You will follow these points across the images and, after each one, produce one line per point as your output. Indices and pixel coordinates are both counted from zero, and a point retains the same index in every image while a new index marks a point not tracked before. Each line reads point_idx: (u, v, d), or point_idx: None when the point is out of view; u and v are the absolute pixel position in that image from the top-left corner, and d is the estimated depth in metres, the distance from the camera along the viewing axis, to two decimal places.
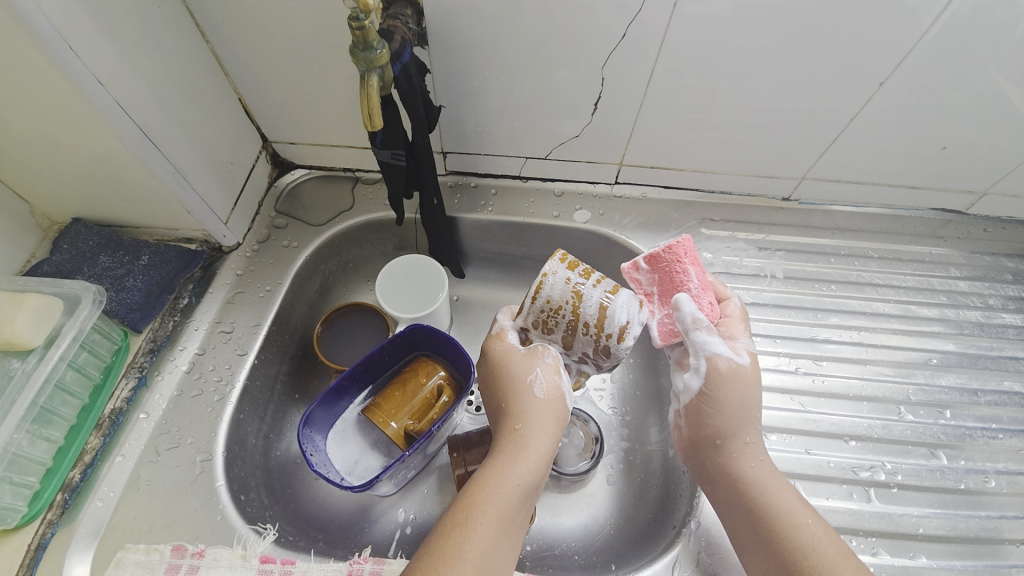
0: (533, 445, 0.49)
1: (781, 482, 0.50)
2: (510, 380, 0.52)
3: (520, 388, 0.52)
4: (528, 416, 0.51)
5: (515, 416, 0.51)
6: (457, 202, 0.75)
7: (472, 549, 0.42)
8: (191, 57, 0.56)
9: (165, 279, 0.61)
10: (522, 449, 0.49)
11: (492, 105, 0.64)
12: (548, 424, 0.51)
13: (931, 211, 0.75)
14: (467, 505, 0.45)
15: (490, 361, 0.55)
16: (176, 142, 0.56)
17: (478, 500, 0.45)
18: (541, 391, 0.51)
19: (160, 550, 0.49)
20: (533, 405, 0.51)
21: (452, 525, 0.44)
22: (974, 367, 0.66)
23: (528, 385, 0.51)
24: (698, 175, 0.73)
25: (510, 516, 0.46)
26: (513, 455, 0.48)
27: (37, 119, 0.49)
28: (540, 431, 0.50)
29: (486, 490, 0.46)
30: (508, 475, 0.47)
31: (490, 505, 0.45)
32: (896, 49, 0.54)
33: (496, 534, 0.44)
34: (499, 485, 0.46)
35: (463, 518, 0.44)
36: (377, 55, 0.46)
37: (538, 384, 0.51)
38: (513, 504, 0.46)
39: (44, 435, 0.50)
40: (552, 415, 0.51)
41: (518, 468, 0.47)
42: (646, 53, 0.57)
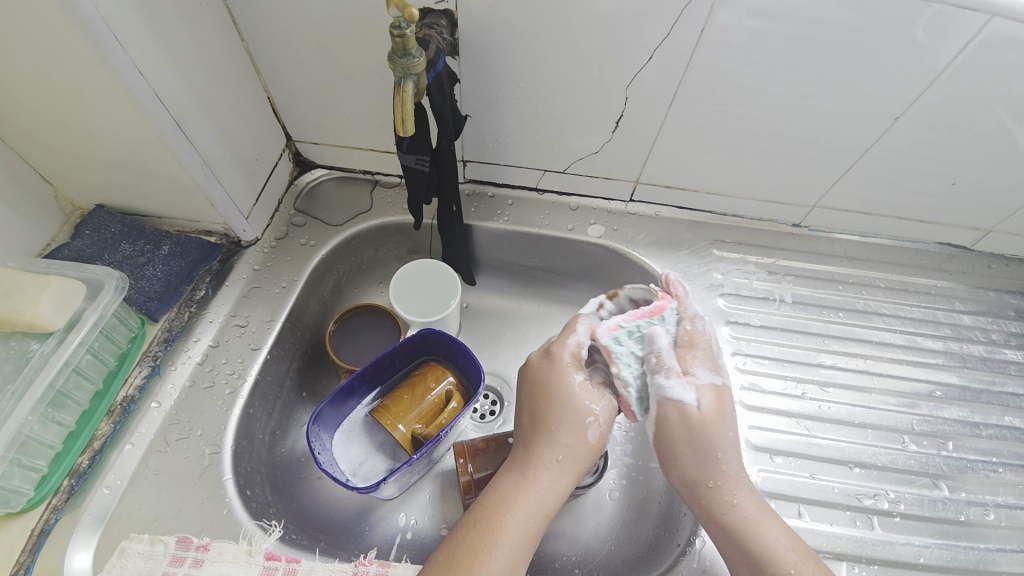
0: (567, 478, 0.50)
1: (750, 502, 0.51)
2: (565, 410, 0.51)
3: (574, 420, 0.51)
4: (570, 451, 0.50)
5: (559, 445, 0.50)
6: (473, 210, 0.76)
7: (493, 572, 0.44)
8: (226, 54, 0.57)
9: (184, 270, 0.62)
10: (556, 482, 0.49)
11: (516, 118, 0.66)
12: (585, 463, 0.51)
13: (937, 244, 0.77)
14: (496, 526, 0.46)
15: (557, 378, 0.52)
16: (207, 136, 0.57)
17: (507, 523, 0.46)
18: (591, 433, 0.51)
19: (164, 541, 0.48)
20: (580, 444, 0.51)
21: (479, 546, 0.45)
22: (976, 401, 0.67)
23: (584, 424, 0.51)
24: (711, 197, 0.74)
25: (532, 543, 0.47)
26: (549, 485, 0.48)
27: (74, 106, 0.50)
28: (577, 466, 0.50)
29: (517, 515, 0.47)
30: (537, 505, 0.48)
31: (518, 532, 0.46)
32: (912, 85, 0.56)
33: (517, 561, 0.45)
34: (530, 515, 0.47)
35: (492, 540, 0.45)
36: (414, 62, 0.47)
37: (592, 426, 0.51)
38: (536, 534, 0.47)
39: (56, 419, 0.50)
40: (592, 453, 0.51)
41: (551, 499, 0.48)
42: (670, 76, 0.58)
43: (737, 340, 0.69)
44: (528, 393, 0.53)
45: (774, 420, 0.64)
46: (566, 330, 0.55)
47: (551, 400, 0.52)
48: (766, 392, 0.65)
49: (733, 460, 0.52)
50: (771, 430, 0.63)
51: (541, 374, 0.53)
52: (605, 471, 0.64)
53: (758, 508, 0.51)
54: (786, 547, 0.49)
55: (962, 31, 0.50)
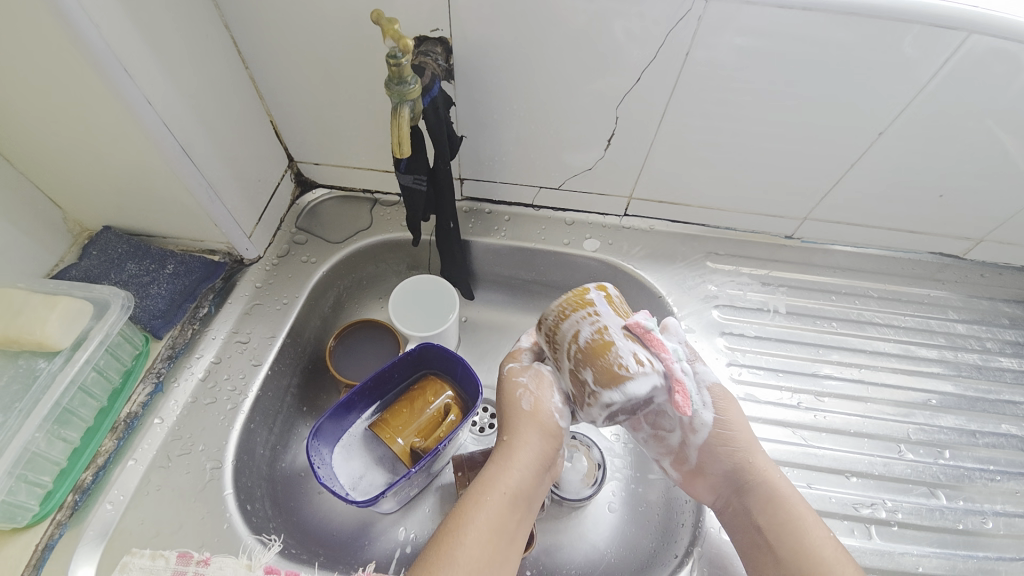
0: (519, 451, 0.50)
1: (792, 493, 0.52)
2: (500, 396, 0.55)
3: (511, 402, 0.54)
4: (515, 425, 0.52)
5: (503, 426, 0.53)
6: (471, 226, 0.77)
7: (464, 557, 0.43)
8: (232, 81, 0.60)
9: (187, 288, 0.63)
10: (509, 460, 0.50)
11: (511, 137, 0.68)
12: (537, 437, 0.52)
13: (929, 254, 0.78)
14: (457, 512, 0.46)
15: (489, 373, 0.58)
16: (212, 159, 0.59)
17: (469, 507, 0.46)
18: (527, 402, 0.53)
19: (166, 556, 0.49)
20: (521, 417, 0.52)
21: (444, 533, 0.45)
22: (972, 409, 0.67)
23: (516, 398, 0.54)
24: (704, 211, 0.76)
25: (503, 525, 0.46)
26: (499, 461, 0.50)
27: (84, 133, 0.52)
28: (528, 438, 0.51)
29: (478, 497, 0.47)
30: (497, 483, 0.48)
31: (483, 512, 0.46)
32: (895, 99, 0.58)
33: (487, 541, 0.45)
34: (486, 490, 0.47)
35: (455, 525, 0.45)
36: (411, 88, 0.49)
37: (525, 396, 0.54)
38: (501, 511, 0.46)
39: (62, 436, 0.51)
40: (540, 426, 0.52)
41: (507, 474, 0.49)
42: (659, 94, 0.60)
43: (732, 350, 0.70)
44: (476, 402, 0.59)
45: (771, 429, 0.64)
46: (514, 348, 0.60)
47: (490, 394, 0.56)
48: (761, 402, 0.65)
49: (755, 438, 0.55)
50: (768, 440, 0.63)
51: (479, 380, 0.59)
52: (602, 482, 0.65)
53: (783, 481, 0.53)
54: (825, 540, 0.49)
55: (940, 48, 0.53)
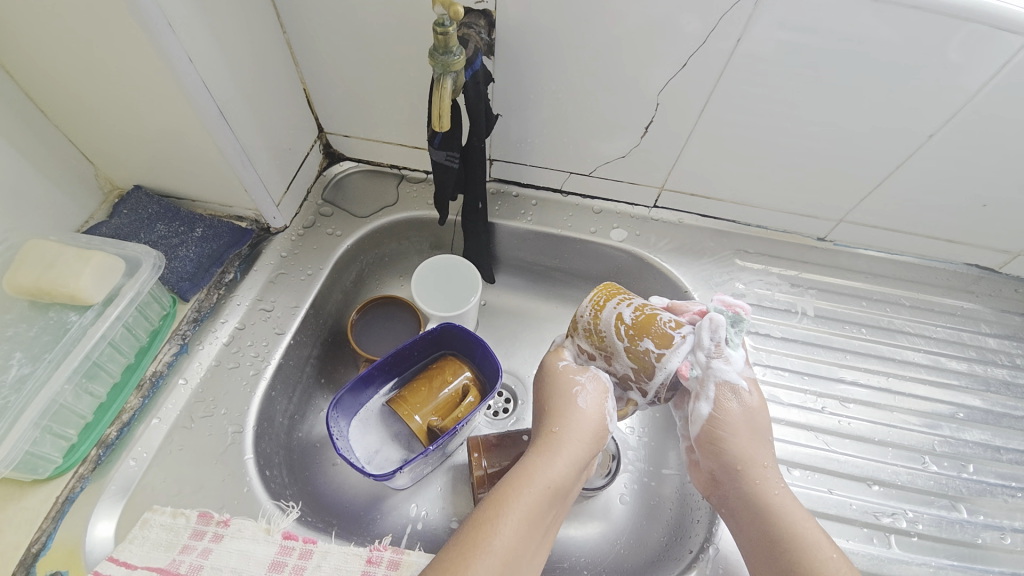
0: (567, 449, 0.49)
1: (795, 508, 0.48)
2: (553, 390, 0.54)
3: (566, 397, 0.53)
4: (567, 421, 0.51)
5: (556, 419, 0.52)
6: (497, 209, 0.76)
7: (502, 543, 0.42)
8: (268, 45, 0.59)
9: (215, 253, 0.63)
10: (558, 454, 0.49)
11: (546, 120, 0.66)
12: (587, 435, 0.51)
13: (965, 265, 0.76)
14: (501, 499, 0.45)
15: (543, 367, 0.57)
16: (246, 123, 0.58)
17: (513, 495, 0.45)
18: (584, 401, 0.53)
19: (186, 514, 0.49)
20: (574, 413, 0.52)
21: (484, 517, 0.44)
22: (998, 425, 0.66)
23: (572, 394, 0.53)
24: (736, 207, 0.74)
25: (542, 518, 0.46)
26: (547, 455, 0.49)
27: (123, 88, 0.51)
28: (577, 439, 0.50)
29: (523, 485, 0.46)
30: (543, 475, 0.47)
31: (523, 502, 0.45)
32: (949, 103, 0.55)
33: (527, 533, 0.44)
34: (532, 482, 0.46)
35: (497, 511, 0.44)
36: (455, 59, 0.48)
37: (582, 394, 0.53)
38: (541, 504, 0.46)
39: (88, 390, 0.51)
40: (593, 427, 0.52)
41: (553, 469, 0.48)
42: (701, 84, 0.59)
43: (757, 350, 0.69)
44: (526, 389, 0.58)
45: (792, 432, 0.63)
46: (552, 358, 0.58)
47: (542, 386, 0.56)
48: (782, 404, 0.65)
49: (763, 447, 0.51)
50: (788, 443, 0.62)
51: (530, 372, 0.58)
52: (616, 474, 0.65)
53: (793, 499, 0.49)
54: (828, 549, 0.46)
55: (1001, 51, 0.50)
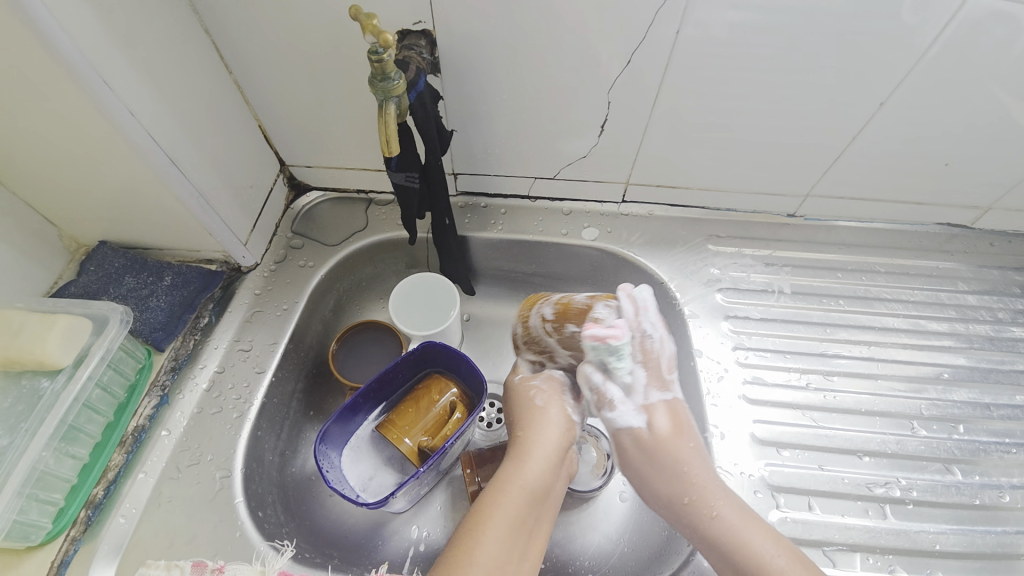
0: (537, 452, 0.52)
1: (747, 524, 0.49)
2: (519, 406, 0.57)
3: (527, 403, 0.56)
4: (534, 429, 0.54)
5: (522, 426, 0.55)
6: (467, 221, 0.76)
7: (488, 552, 0.44)
8: (216, 87, 0.59)
9: (187, 299, 0.63)
10: (530, 461, 0.51)
11: (502, 129, 0.67)
12: (557, 440, 0.53)
13: (936, 225, 0.76)
14: (480, 512, 0.47)
15: (508, 387, 0.60)
16: (201, 167, 0.58)
17: (491, 506, 0.47)
18: (540, 402, 0.56)
19: (180, 566, 0.49)
20: (541, 422, 0.54)
21: (466, 531, 0.46)
22: (985, 381, 0.66)
23: (538, 405, 0.56)
24: (704, 193, 0.74)
25: (524, 522, 0.47)
26: (517, 460, 0.51)
27: (70, 148, 0.51)
28: (546, 440, 0.53)
29: (505, 496, 0.48)
30: (517, 482, 0.49)
31: (500, 506, 0.47)
32: (897, 66, 0.56)
33: (511, 538, 0.46)
34: (507, 487, 0.49)
35: (477, 525, 0.46)
36: (394, 85, 0.48)
37: (539, 398, 0.57)
38: (522, 506, 0.48)
39: (70, 453, 0.51)
40: (561, 431, 0.54)
41: (527, 471, 0.50)
42: (650, 76, 0.59)
43: (737, 334, 0.69)
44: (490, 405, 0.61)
45: (779, 412, 0.63)
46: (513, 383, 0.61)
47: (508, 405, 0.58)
48: (768, 385, 0.65)
49: (695, 464, 0.53)
50: (777, 423, 0.62)
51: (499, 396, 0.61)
52: (613, 472, 0.65)
53: (738, 507, 0.51)
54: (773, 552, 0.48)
55: (937, 11, 0.51)
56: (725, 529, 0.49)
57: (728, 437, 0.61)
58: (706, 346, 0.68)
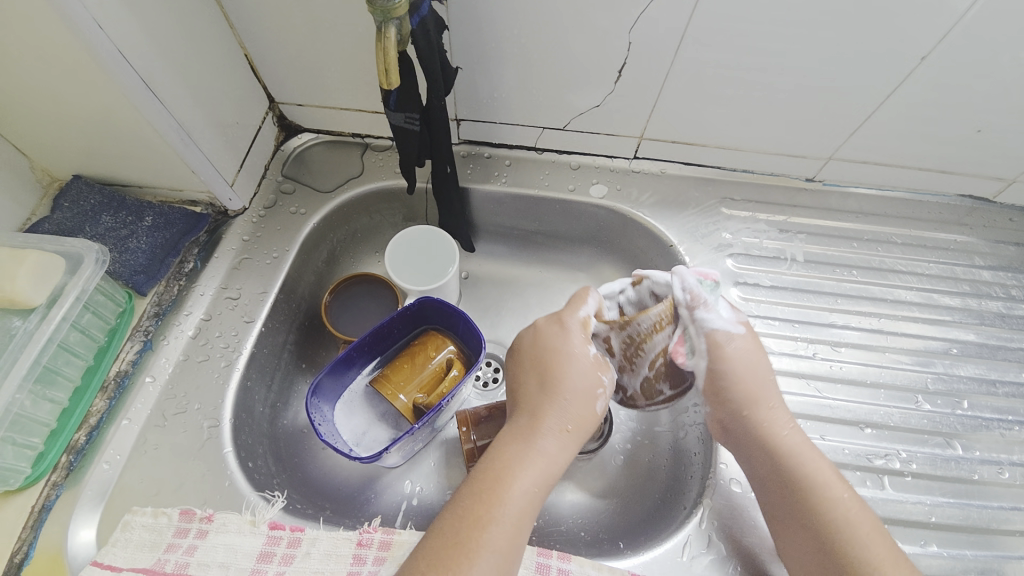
0: (571, 449, 0.48)
1: (813, 455, 0.49)
2: (551, 368, 0.50)
3: (585, 390, 0.49)
4: (563, 406, 0.48)
5: (569, 414, 0.48)
6: (469, 172, 0.72)
7: (499, 534, 0.41)
8: (194, 6, 0.53)
9: (170, 242, 0.60)
10: (555, 443, 0.47)
11: (511, 71, 0.61)
12: (582, 420, 0.49)
13: (958, 197, 0.73)
14: (497, 490, 0.43)
15: (543, 336, 0.52)
16: (180, 97, 0.53)
17: (508, 486, 0.43)
18: (599, 403, 0.50)
19: (167, 514, 0.48)
20: (571, 397, 0.49)
21: (482, 508, 0.42)
22: (992, 358, 0.65)
23: (574, 376, 0.49)
24: (721, 152, 0.70)
25: (536, 504, 0.44)
26: (555, 453, 0.46)
27: (30, 65, 0.46)
28: (580, 438, 0.49)
29: (531, 488, 0.44)
30: (537, 464, 0.45)
31: (524, 500, 0.43)
32: (944, 22, 0.50)
33: (523, 522, 0.43)
34: (537, 481, 0.45)
35: (492, 504, 0.42)
36: (395, 4, 0.43)
37: (601, 398, 0.50)
38: (539, 502, 0.44)
39: (47, 396, 0.49)
40: (588, 410, 0.49)
41: (557, 467, 0.46)
42: (676, 19, 0.53)
43: (745, 301, 0.67)
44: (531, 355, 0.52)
45: (783, 381, 0.62)
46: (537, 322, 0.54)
47: (540, 360, 0.51)
48: (773, 354, 0.63)
49: (770, 389, 0.52)
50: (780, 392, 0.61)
51: (528, 337, 0.53)
52: (608, 436, 0.65)
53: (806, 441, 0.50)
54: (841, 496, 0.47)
55: None
56: (798, 460, 0.48)
57: None
58: None
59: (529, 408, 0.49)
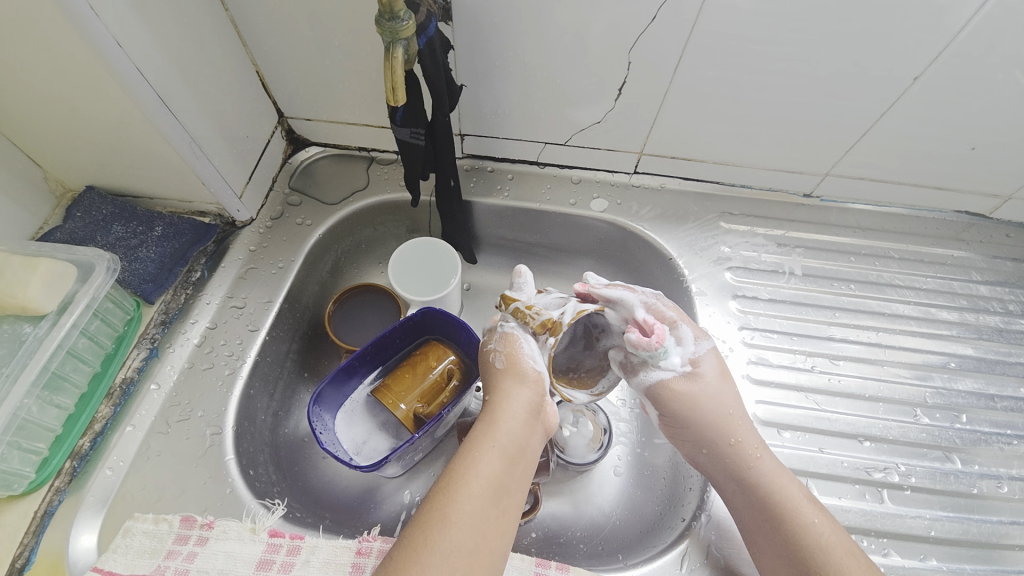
0: (508, 408, 0.49)
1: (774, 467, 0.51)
2: (484, 369, 0.53)
3: (487, 364, 0.53)
4: (506, 390, 0.50)
5: (488, 389, 0.51)
6: (472, 186, 0.74)
7: (460, 508, 0.42)
8: (209, 25, 0.55)
9: (178, 252, 0.61)
10: (507, 422, 0.48)
11: (514, 89, 0.63)
12: (530, 399, 0.50)
13: (954, 213, 0.74)
14: (453, 471, 0.44)
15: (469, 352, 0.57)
16: (193, 112, 0.55)
17: (465, 466, 0.44)
18: (501, 359, 0.53)
19: (169, 520, 0.49)
20: (511, 383, 0.51)
21: (438, 489, 0.43)
22: (991, 372, 0.65)
23: (503, 367, 0.52)
24: (719, 168, 0.71)
25: (501, 482, 0.44)
26: (486, 420, 0.48)
27: (51, 81, 0.48)
28: (513, 394, 0.50)
29: (470, 452, 0.45)
30: (494, 442, 0.46)
31: (470, 464, 0.44)
32: (931, 44, 0.52)
33: (484, 496, 0.43)
34: (477, 447, 0.46)
35: (447, 480, 0.44)
36: (404, 25, 0.45)
37: (498, 356, 0.53)
38: (494, 463, 0.45)
39: (54, 402, 0.50)
40: (533, 389, 0.51)
41: (500, 429, 0.47)
42: (673, 40, 0.55)
43: (744, 314, 0.67)
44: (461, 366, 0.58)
45: (782, 394, 0.62)
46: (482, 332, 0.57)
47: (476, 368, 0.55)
48: (772, 367, 0.64)
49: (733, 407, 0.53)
50: (778, 405, 0.62)
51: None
52: (609, 447, 0.64)
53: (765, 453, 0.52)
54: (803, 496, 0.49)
55: None
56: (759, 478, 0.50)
57: None
58: (711, 325, 0.66)
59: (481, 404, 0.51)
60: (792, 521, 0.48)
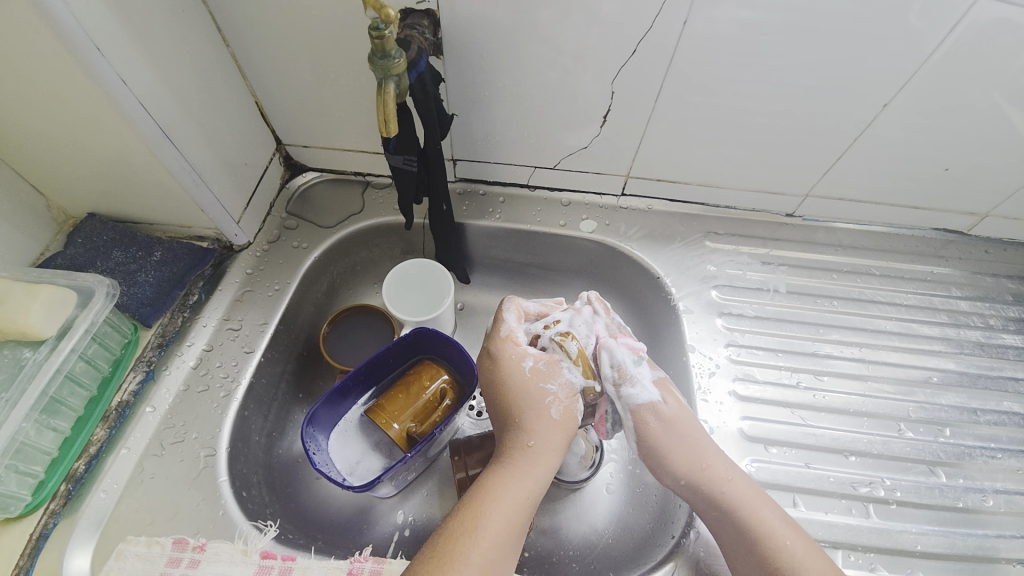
0: (543, 462, 0.49)
1: (753, 492, 0.50)
2: (519, 396, 0.52)
3: (537, 405, 0.51)
4: (537, 431, 0.50)
5: (529, 431, 0.50)
6: (465, 209, 0.76)
7: (480, 556, 0.43)
8: (211, 59, 0.58)
9: (176, 275, 0.62)
10: (532, 467, 0.48)
11: (503, 116, 0.66)
12: (559, 442, 0.50)
13: (933, 231, 0.76)
14: (475, 513, 0.45)
15: (504, 370, 0.53)
16: (194, 141, 0.57)
17: (489, 507, 0.45)
18: (556, 410, 0.51)
19: (161, 543, 0.50)
20: (545, 422, 0.51)
21: (460, 532, 0.44)
22: (974, 386, 0.67)
23: (545, 405, 0.51)
24: (703, 189, 0.74)
25: (519, 527, 0.45)
26: (520, 470, 0.48)
27: (58, 114, 0.50)
28: (550, 448, 0.50)
29: (497, 501, 0.46)
30: (515, 489, 0.47)
31: (496, 514, 0.45)
32: (898, 72, 0.55)
33: (504, 544, 0.44)
34: (508, 497, 0.46)
35: (473, 524, 0.44)
36: (394, 63, 0.48)
37: (554, 404, 0.52)
38: (522, 515, 0.46)
39: (51, 426, 0.51)
40: (563, 433, 0.51)
41: (531, 480, 0.47)
42: (654, 68, 0.58)
43: (730, 331, 0.69)
44: (490, 385, 0.54)
45: (768, 410, 0.63)
46: (496, 323, 0.58)
47: (504, 391, 0.52)
48: (758, 382, 0.65)
49: (708, 443, 0.52)
50: (765, 420, 0.63)
51: (489, 369, 0.55)
52: (600, 465, 0.65)
53: (738, 475, 0.51)
54: (780, 521, 0.49)
55: (950, 13, 0.50)
56: (738, 503, 0.49)
57: (717, 432, 0.61)
58: (699, 342, 0.68)
59: (507, 438, 0.51)
60: (769, 544, 0.47)
